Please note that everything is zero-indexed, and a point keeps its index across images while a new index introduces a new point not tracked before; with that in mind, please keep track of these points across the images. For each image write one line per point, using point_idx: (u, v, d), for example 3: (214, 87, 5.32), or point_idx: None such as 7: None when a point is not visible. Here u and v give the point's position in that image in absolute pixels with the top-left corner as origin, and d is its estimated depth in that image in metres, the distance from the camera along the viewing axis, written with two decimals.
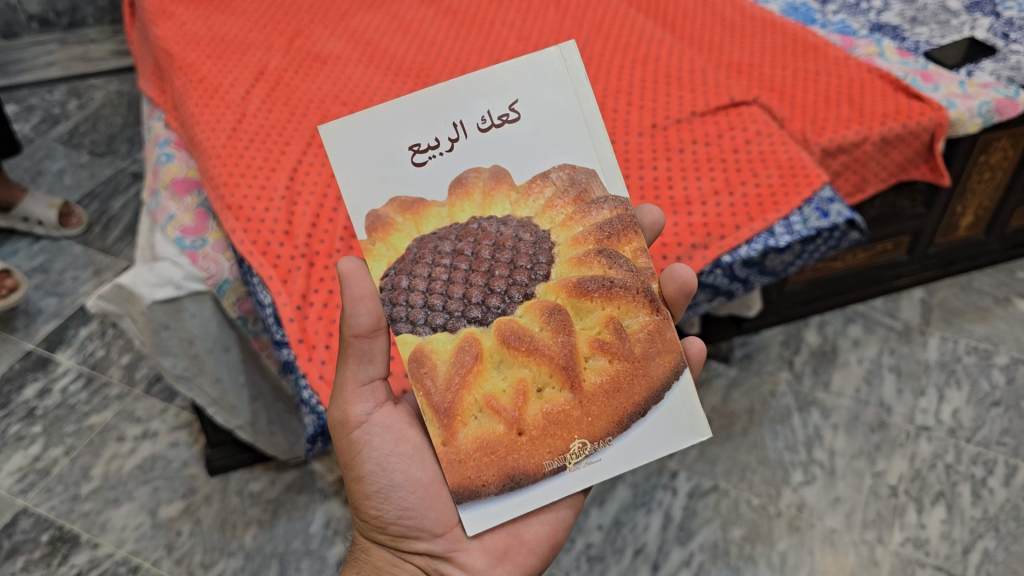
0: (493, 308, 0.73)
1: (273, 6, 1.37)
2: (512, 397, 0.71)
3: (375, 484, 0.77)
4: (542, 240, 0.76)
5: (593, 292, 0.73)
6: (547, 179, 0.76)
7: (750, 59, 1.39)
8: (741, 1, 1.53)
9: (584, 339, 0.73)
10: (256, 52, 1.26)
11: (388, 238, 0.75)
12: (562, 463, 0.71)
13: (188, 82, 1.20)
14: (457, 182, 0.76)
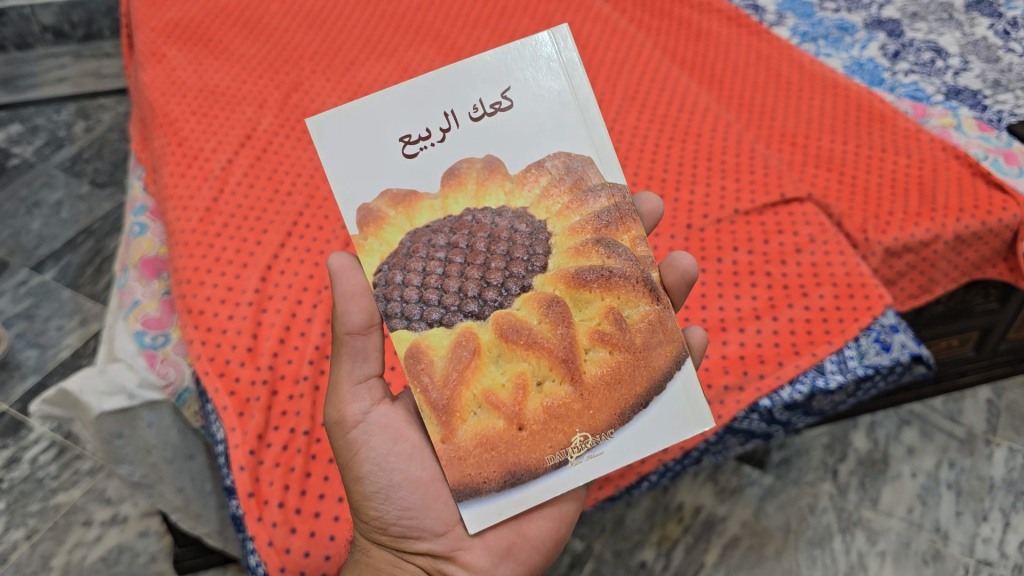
0: (490, 301, 0.68)
1: (273, 51, 1.24)
2: (511, 391, 0.67)
3: (374, 484, 0.71)
4: (539, 233, 0.71)
5: (591, 283, 0.68)
6: (542, 168, 0.70)
7: (801, 131, 1.23)
8: (801, 55, 1.36)
9: (583, 331, 0.68)
10: (247, 110, 1.12)
11: (381, 233, 0.69)
12: (564, 457, 0.66)
13: (168, 143, 1.08)
14: (449, 173, 0.70)
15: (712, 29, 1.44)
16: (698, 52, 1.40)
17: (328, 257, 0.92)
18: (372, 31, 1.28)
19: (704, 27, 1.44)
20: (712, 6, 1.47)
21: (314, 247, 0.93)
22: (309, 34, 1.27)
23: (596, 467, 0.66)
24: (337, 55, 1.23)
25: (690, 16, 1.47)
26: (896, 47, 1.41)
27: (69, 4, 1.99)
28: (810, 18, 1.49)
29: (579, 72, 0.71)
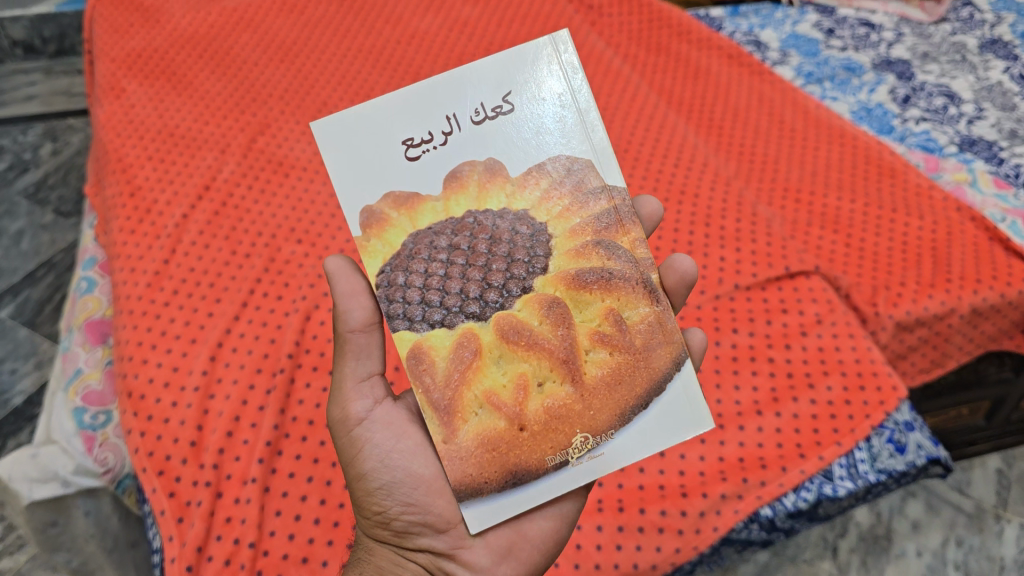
0: (491, 303, 0.62)
1: (240, 89, 1.16)
2: (512, 392, 0.60)
3: (375, 480, 0.65)
4: (538, 233, 0.64)
5: (591, 283, 0.62)
6: (542, 170, 0.63)
7: (806, 185, 1.15)
8: (805, 98, 1.28)
9: (582, 332, 0.61)
10: (207, 155, 1.04)
11: (383, 234, 0.62)
12: (564, 458, 0.59)
13: (119, 193, 0.99)
14: (451, 176, 0.63)
15: (711, 66, 1.35)
16: (695, 93, 1.32)
17: (286, 332, 0.83)
18: (348, 69, 1.20)
19: (701, 64, 1.36)
20: (710, 43, 1.38)
21: (272, 320, 0.85)
22: (281, 71, 1.19)
23: (600, 468, 0.59)
24: (310, 95, 1.15)
25: (687, 53, 1.38)
26: (907, 91, 1.33)
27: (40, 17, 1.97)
28: (814, 56, 1.41)
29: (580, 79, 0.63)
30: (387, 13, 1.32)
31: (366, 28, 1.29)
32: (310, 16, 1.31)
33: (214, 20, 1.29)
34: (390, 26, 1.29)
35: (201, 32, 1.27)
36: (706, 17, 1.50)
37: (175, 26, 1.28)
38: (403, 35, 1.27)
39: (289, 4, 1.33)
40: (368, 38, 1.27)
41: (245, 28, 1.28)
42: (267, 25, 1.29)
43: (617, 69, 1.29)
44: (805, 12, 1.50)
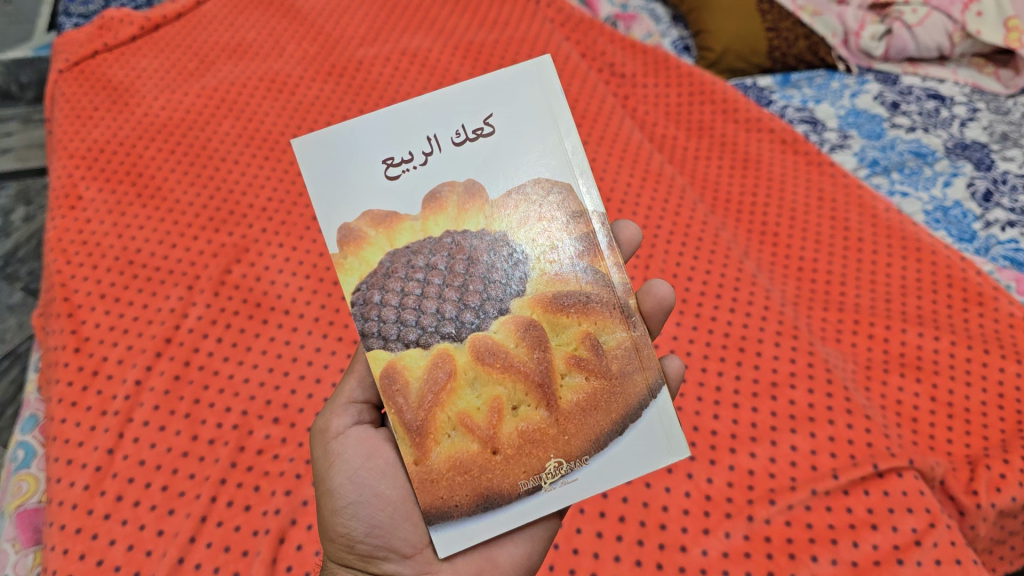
0: (467, 324, 0.57)
1: (216, 199, 1.00)
2: (485, 414, 0.55)
3: (340, 498, 0.60)
4: (515, 256, 0.57)
5: (570, 305, 0.57)
6: (523, 190, 0.58)
7: (879, 316, 0.97)
8: (872, 198, 1.10)
9: (559, 355, 0.57)
10: (172, 294, 0.88)
11: (361, 252, 0.57)
12: (537, 483, 0.54)
13: (60, 344, 0.83)
14: (429, 197, 0.58)
15: (762, 155, 1.17)
16: (744, 188, 1.14)
17: (252, 564, 0.67)
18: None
19: (751, 152, 1.18)
20: (761, 126, 1.20)
21: (235, 542, 0.68)
22: (264, 172, 1.03)
23: (575, 495, 0.54)
24: (296, 207, 0.99)
25: (733, 136, 1.20)
26: (987, 184, 1.12)
27: (17, 61, 1.74)
28: (877, 139, 1.22)
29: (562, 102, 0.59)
30: (391, 95, 1.15)
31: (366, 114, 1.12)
32: (302, 99, 1.14)
33: (192, 105, 1.13)
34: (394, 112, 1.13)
35: (177, 120, 1.11)
36: (753, 87, 1.32)
37: (147, 113, 1.12)
38: None
39: (280, 83, 1.17)
40: None
41: (227, 114, 1.12)
42: (252, 112, 1.13)
43: (655, 164, 1.11)
44: (865, 80, 1.31)
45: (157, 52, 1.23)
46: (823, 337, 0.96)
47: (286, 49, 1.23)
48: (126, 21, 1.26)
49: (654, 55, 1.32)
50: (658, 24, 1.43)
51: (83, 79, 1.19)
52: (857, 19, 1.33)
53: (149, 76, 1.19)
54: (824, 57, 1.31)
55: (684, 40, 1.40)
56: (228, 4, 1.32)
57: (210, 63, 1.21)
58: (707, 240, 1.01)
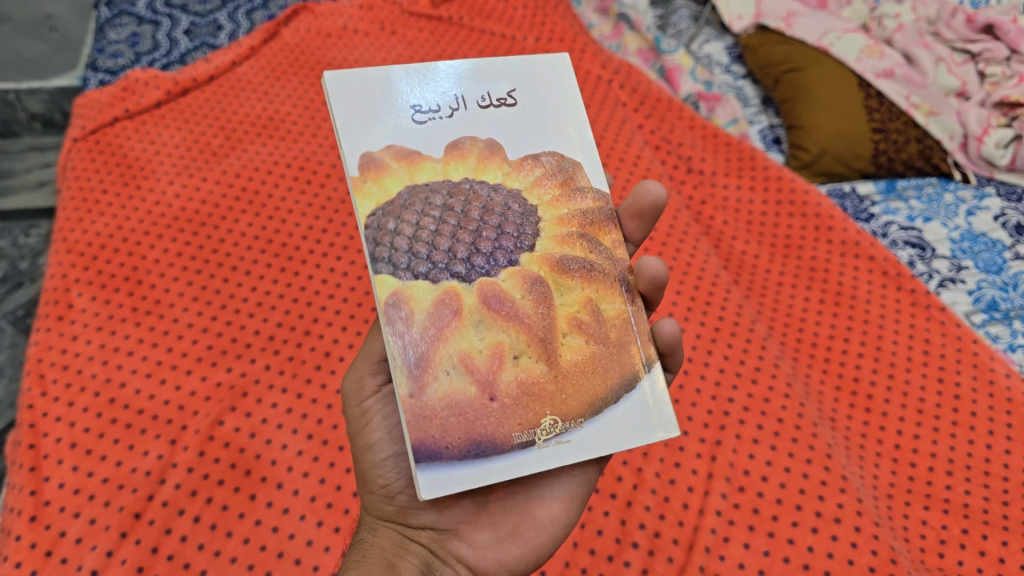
0: (477, 267, 0.51)
1: (219, 321, 0.90)
2: (486, 358, 0.50)
3: (379, 451, 0.57)
4: (528, 213, 0.54)
5: (574, 270, 0.53)
6: (537, 160, 0.55)
7: (994, 525, 0.78)
8: (988, 361, 0.91)
9: (561, 314, 0.52)
10: (152, 449, 0.78)
11: (381, 181, 0.51)
12: (530, 437, 0.48)
13: (17, 508, 0.73)
14: (451, 145, 0.53)
15: (859, 288, 0.99)
16: (834, 325, 0.96)
17: None
18: (363, 296, 0.93)
19: (845, 284, 0.99)
20: (859, 251, 1.02)
21: None
22: (278, 288, 0.93)
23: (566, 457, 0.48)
24: (308, 337, 0.89)
25: (823, 261, 1.02)
26: None
27: (61, 90, 1.42)
28: (998, 273, 1.02)
29: (578, 94, 0.57)
30: None
31: None
32: (331, 195, 1.04)
33: (210, 194, 1.03)
34: None
35: (192, 212, 1.00)
36: (852, 195, 1.14)
37: (159, 202, 1.01)
38: None
39: (310, 172, 1.07)
40: None
41: (247, 209, 1.02)
42: (275, 207, 1.02)
43: (733, 306, 0.94)
44: (985, 193, 1.13)
45: (181, 122, 1.12)
46: (920, 556, 0.77)
47: (322, 128, 1.13)
48: (152, 84, 1.15)
49: (740, 149, 1.15)
50: (746, 107, 1.28)
51: (97, 152, 1.07)
52: (980, 122, 1.15)
53: (168, 153, 1.08)
54: (938, 163, 1.15)
55: (775, 130, 1.24)
56: (265, 66, 1.21)
57: (237, 140, 1.10)
58: (790, 421, 0.82)
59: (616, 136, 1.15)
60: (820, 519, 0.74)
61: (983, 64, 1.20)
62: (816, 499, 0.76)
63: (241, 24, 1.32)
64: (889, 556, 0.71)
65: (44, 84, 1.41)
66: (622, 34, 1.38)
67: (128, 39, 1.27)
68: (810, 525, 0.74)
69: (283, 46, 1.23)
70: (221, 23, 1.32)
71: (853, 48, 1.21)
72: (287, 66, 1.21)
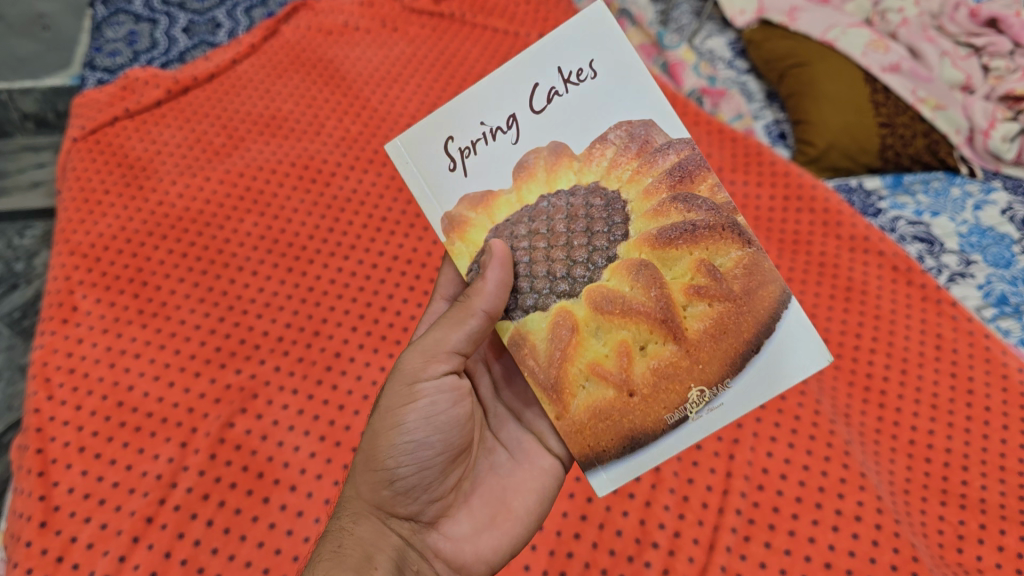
0: (579, 278, 0.57)
1: (227, 321, 0.88)
2: (614, 359, 0.56)
3: (406, 434, 0.55)
4: (613, 203, 0.58)
5: (676, 239, 0.56)
6: (604, 141, 0.57)
7: (1011, 519, 0.78)
8: (1002, 355, 0.90)
9: (676, 288, 0.55)
10: (162, 453, 0.77)
11: (467, 235, 0.59)
12: (682, 414, 0.55)
13: (26, 513, 0.72)
14: (519, 167, 0.59)
15: (869, 284, 0.98)
16: (845, 321, 0.95)
17: None
18: (372, 296, 0.92)
19: (856, 280, 0.99)
20: (868, 246, 1.01)
21: None
22: (285, 289, 0.92)
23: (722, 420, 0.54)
24: (318, 338, 0.88)
25: (833, 257, 1.01)
26: None
27: (55, 90, 1.41)
28: (1007, 267, 1.02)
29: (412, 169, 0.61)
30: None
31: (408, 217, 1.01)
32: (337, 193, 1.03)
33: (214, 194, 1.01)
34: None
35: (196, 212, 0.99)
36: (859, 189, 1.14)
37: (162, 203, 1.00)
38: None
39: (314, 170, 1.05)
40: (408, 236, 0.99)
41: (251, 208, 1.00)
42: (280, 206, 1.01)
43: None
44: (992, 187, 1.13)
45: (182, 121, 1.10)
46: (939, 552, 0.76)
47: (325, 126, 1.12)
48: (152, 83, 1.14)
49: (745, 145, 1.14)
50: (750, 103, 1.28)
51: (98, 152, 1.06)
52: (986, 115, 1.14)
53: (170, 153, 1.06)
54: (945, 157, 1.14)
55: (780, 125, 1.24)
56: (265, 64, 1.19)
57: (240, 139, 1.09)
58: (806, 418, 0.81)
59: None
60: (840, 518, 0.74)
61: (986, 58, 1.21)
62: (836, 497, 0.75)
63: (240, 21, 1.31)
64: (910, 554, 0.71)
65: (37, 83, 1.41)
66: (624, 29, 1.37)
67: (126, 37, 1.26)
68: (830, 523, 0.74)
69: (284, 44, 1.22)
70: (220, 20, 1.30)
71: (859, 42, 1.19)
72: (288, 64, 1.20)
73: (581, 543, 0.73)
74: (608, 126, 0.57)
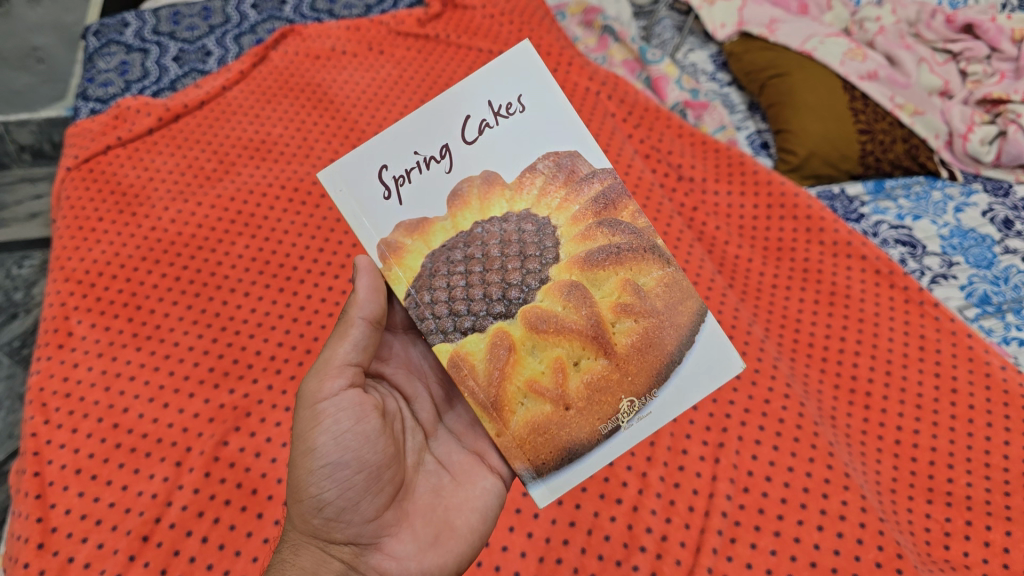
0: (513, 300, 0.56)
1: (221, 340, 0.90)
2: (551, 376, 0.55)
3: (319, 457, 0.56)
4: (544, 228, 0.57)
5: (603, 261, 0.56)
6: (535, 171, 0.56)
7: (997, 514, 0.79)
8: (985, 354, 0.91)
9: (604, 306, 0.56)
10: (157, 472, 0.78)
11: (402, 262, 0.55)
12: (615, 423, 0.54)
13: (23, 536, 0.73)
14: (451, 195, 0.56)
15: (853, 288, 0.99)
16: (830, 324, 0.97)
17: None
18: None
19: (839, 284, 1.00)
20: (851, 250, 1.02)
21: None
22: (276, 308, 0.94)
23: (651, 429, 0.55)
24: (309, 356, 0.89)
25: (816, 262, 1.03)
26: None
27: (50, 122, 1.41)
28: (988, 268, 1.04)
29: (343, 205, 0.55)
30: None
31: None
32: (327, 214, 1.05)
33: (206, 218, 1.03)
34: None
35: (188, 236, 1.01)
36: (841, 196, 1.16)
37: (154, 228, 1.01)
38: None
39: (304, 192, 1.07)
40: None
41: (243, 231, 1.02)
42: (270, 228, 1.03)
43: (730, 310, 0.94)
44: (972, 190, 1.15)
45: (174, 148, 1.12)
46: (926, 549, 0.78)
47: (315, 148, 1.14)
48: (143, 111, 1.16)
49: (728, 156, 1.15)
50: (732, 114, 1.30)
51: (91, 180, 1.08)
52: (964, 119, 1.18)
53: (162, 179, 1.08)
54: (924, 162, 1.17)
55: (762, 135, 1.26)
56: (254, 89, 1.22)
57: (230, 164, 1.11)
58: (792, 421, 0.82)
59: (609, 143, 1.16)
60: (824, 517, 0.75)
61: (964, 63, 1.24)
62: (821, 498, 0.76)
63: (230, 48, 1.34)
64: (895, 551, 0.72)
65: (33, 117, 1.41)
66: (608, 46, 1.38)
67: (117, 67, 1.28)
68: (815, 523, 0.75)
69: (272, 69, 1.25)
70: (209, 49, 1.33)
71: (837, 51, 1.23)
72: (277, 90, 1.22)
73: (570, 549, 0.74)
74: (538, 157, 0.56)
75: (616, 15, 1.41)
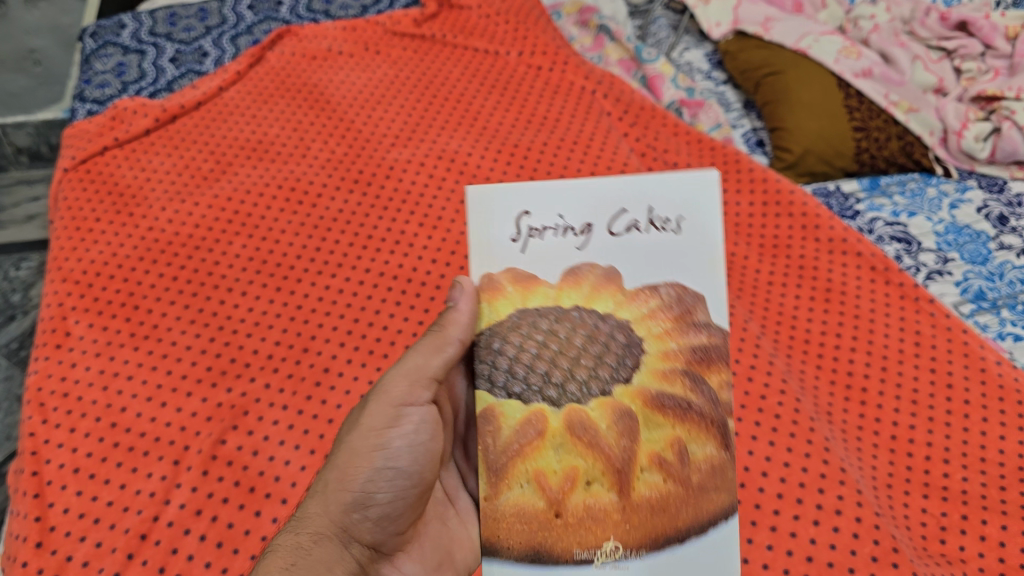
0: (533, 385, 0.54)
1: (218, 339, 0.90)
2: (561, 478, 0.54)
3: (387, 461, 0.58)
4: (592, 339, 0.55)
5: (667, 406, 0.54)
6: (580, 275, 0.55)
7: (992, 509, 0.79)
8: (979, 350, 0.92)
9: (646, 449, 0.54)
10: (156, 471, 0.78)
11: (495, 305, 0.55)
12: (590, 555, 0.53)
13: (22, 535, 0.73)
14: (512, 273, 0.55)
15: (848, 285, 1.00)
16: (826, 319, 0.97)
17: None
18: (360, 312, 0.94)
19: (835, 281, 1.00)
20: (846, 247, 1.03)
21: None
22: (274, 308, 0.94)
23: None
24: (307, 355, 0.89)
25: (812, 259, 1.03)
26: None
27: (47, 124, 1.43)
28: (983, 264, 1.05)
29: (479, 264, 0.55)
30: (422, 212, 1.05)
31: (393, 234, 1.03)
32: (324, 214, 1.05)
33: (202, 218, 1.03)
34: (424, 232, 1.03)
35: (185, 236, 1.01)
36: (836, 193, 1.16)
37: (152, 228, 1.02)
38: (441, 247, 1.01)
39: (301, 192, 1.08)
40: (392, 253, 1.01)
41: (240, 231, 1.02)
42: (267, 228, 1.03)
43: None
44: (967, 186, 1.16)
45: (171, 149, 1.13)
46: (922, 544, 0.77)
47: (311, 149, 1.14)
48: (140, 112, 1.17)
49: (724, 154, 1.15)
50: (728, 112, 1.30)
51: (89, 180, 1.08)
52: (958, 117, 1.18)
53: (159, 180, 1.08)
54: (919, 159, 1.17)
55: (758, 133, 1.26)
56: (251, 90, 1.22)
57: (227, 164, 1.11)
58: (788, 417, 0.83)
59: (604, 142, 1.16)
60: (820, 512, 0.75)
61: (959, 60, 1.25)
62: (816, 493, 0.77)
63: (226, 50, 1.34)
64: (890, 545, 0.72)
65: (30, 118, 1.42)
66: (603, 44, 1.38)
67: (114, 68, 1.29)
68: (811, 518, 0.75)
69: (269, 70, 1.25)
70: (206, 50, 1.33)
71: (831, 49, 1.23)
72: (274, 90, 1.23)
73: None
74: (590, 262, 0.55)
75: (612, 15, 1.42)
